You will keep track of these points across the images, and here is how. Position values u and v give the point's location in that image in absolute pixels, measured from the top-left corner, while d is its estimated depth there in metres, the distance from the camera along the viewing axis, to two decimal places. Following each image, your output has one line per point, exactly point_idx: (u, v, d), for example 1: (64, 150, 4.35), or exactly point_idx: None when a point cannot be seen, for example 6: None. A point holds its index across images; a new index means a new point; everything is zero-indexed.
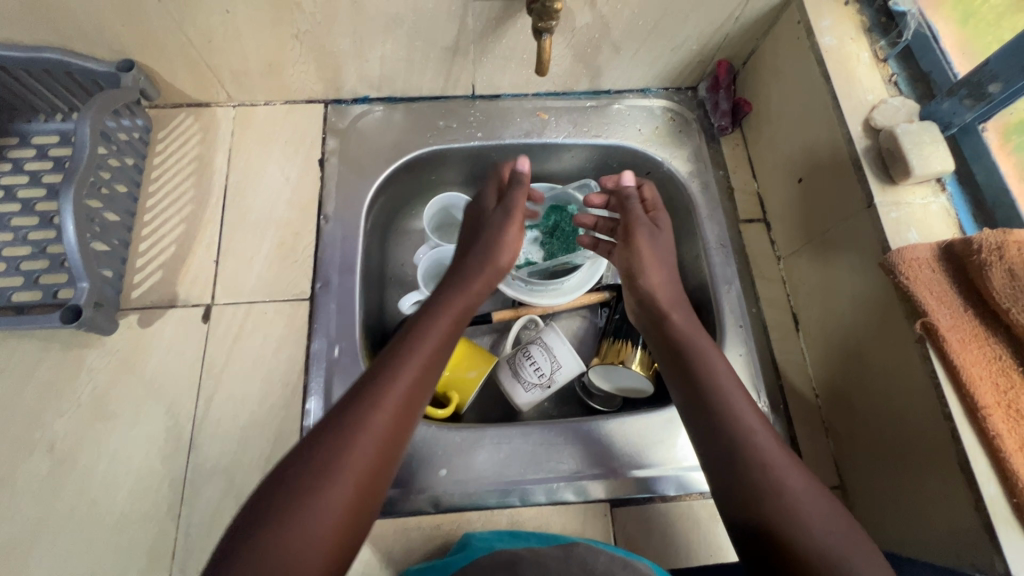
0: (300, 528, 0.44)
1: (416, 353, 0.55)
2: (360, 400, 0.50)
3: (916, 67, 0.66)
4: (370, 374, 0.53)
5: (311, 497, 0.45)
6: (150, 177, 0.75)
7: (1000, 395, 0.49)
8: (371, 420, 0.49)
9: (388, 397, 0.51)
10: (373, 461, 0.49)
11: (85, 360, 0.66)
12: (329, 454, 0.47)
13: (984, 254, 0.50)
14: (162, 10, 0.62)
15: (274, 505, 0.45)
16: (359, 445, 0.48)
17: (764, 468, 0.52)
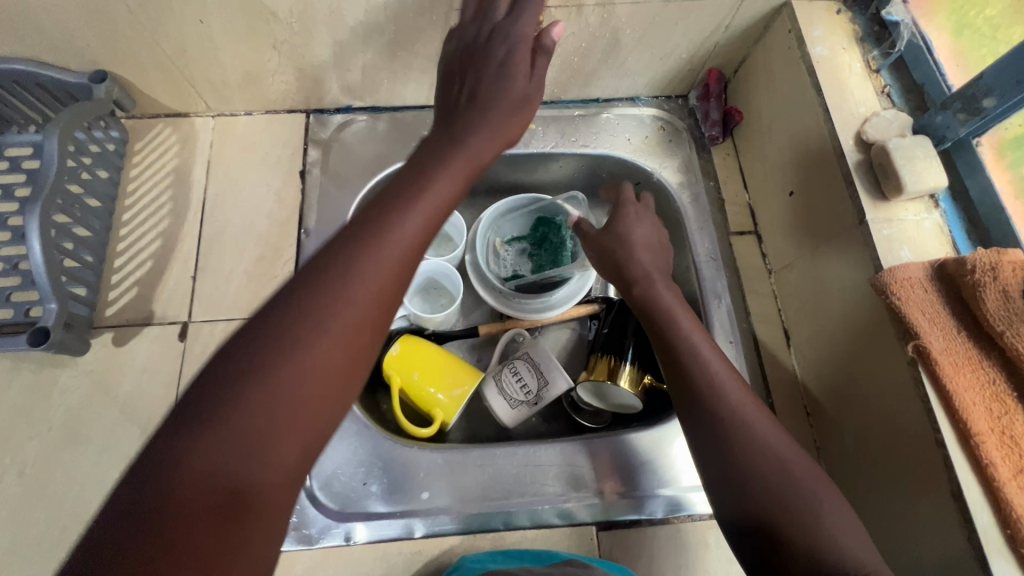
0: (266, 406, 0.34)
1: (410, 208, 0.43)
2: (339, 260, 0.40)
3: (909, 78, 0.64)
4: (356, 226, 0.42)
5: (277, 368, 0.35)
6: (126, 190, 0.73)
7: (993, 420, 0.48)
8: (356, 279, 0.39)
9: (377, 255, 0.40)
10: (360, 330, 0.39)
11: (57, 381, 0.64)
12: (300, 318, 0.37)
13: (978, 275, 0.49)
14: (133, 20, 0.61)
15: (228, 381, 0.35)
16: (342, 297, 0.38)
17: (765, 477, 0.49)
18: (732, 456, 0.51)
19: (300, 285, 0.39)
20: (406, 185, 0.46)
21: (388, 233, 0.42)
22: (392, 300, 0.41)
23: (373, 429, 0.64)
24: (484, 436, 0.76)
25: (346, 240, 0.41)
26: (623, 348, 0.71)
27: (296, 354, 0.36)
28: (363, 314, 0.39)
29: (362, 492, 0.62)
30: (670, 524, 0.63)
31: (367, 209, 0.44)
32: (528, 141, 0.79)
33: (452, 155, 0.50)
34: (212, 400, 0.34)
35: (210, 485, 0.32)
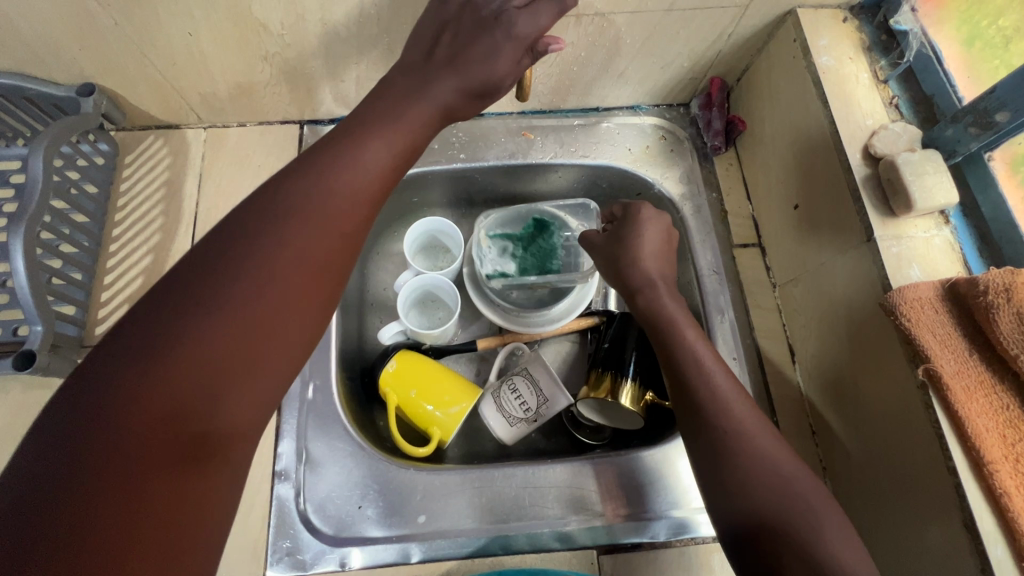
0: (217, 337, 0.35)
1: (361, 154, 0.44)
2: (288, 201, 0.40)
3: (918, 89, 0.62)
4: (304, 167, 0.42)
5: (227, 299, 0.36)
6: (116, 205, 0.72)
7: (1006, 448, 0.46)
8: (306, 217, 0.40)
9: (327, 198, 0.41)
10: (311, 266, 0.39)
11: (44, 402, 0.63)
12: (248, 250, 0.38)
13: (990, 296, 0.47)
14: (120, 33, 0.59)
15: (177, 312, 0.35)
16: (293, 232, 0.39)
17: (754, 481, 0.47)
18: (722, 462, 0.49)
19: (247, 218, 0.39)
20: (357, 130, 0.46)
21: (339, 176, 0.42)
22: (345, 241, 0.42)
23: (367, 451, 0.63)
24: (482, 453, 0.74)
25: (294, 180, 0.42)
26: (624, 364, 0.69)
27: (249, 286, 0.37)
28: (315, 251, 0.40)
29: (357, 516, 0.60)
30: (672, 548, 0.61)
31: (314, 150, 0.44)
32: (526, 151, 0.78)
33: (409, 102, 0.48)
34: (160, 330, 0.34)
35: (159, 415, 0.32)
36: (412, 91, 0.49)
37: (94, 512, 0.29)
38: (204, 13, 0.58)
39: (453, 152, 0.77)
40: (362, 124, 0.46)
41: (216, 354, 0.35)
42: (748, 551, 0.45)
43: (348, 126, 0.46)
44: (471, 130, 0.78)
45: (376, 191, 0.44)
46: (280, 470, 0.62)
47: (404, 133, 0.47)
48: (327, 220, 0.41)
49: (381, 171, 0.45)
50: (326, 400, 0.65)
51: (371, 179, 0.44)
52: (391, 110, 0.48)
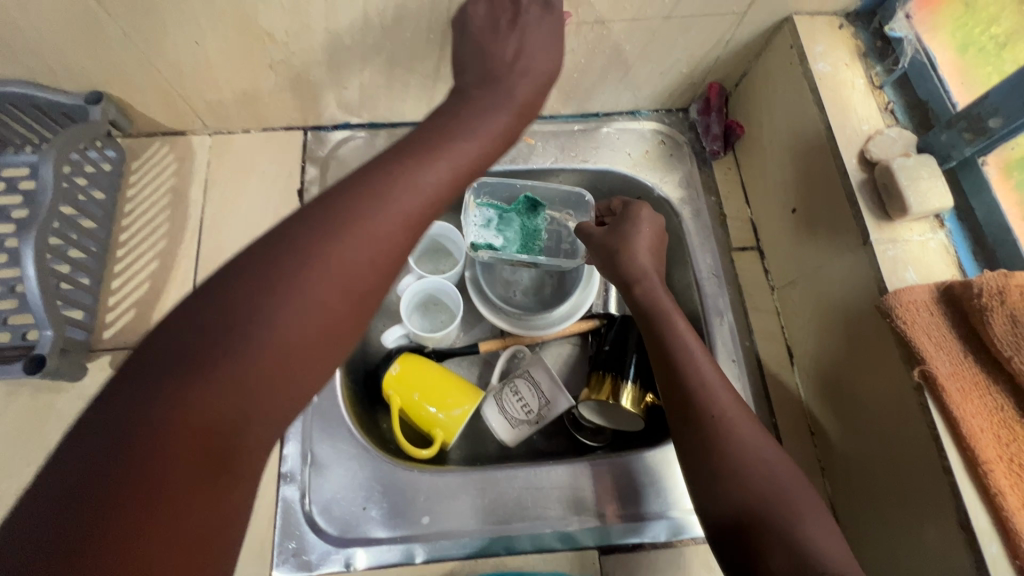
0: (267, 344, 0.36)
1: (422, 172, 0.45)
2: (349, 212, 0.41)
3: (913, 94, 0.63)
4: (368, 179, 0.43)
5: (280, 307, 0.37)
6: (124, 211, 0.73)
7: (1001, 448, 0.47)
8: (363, 231, 0.40)
9: (371, 226, 0.41)
10: (363, 281, 0.40)
11: (53, 405, 0.63)
12: (307, 260, 0.38)
13: (984, 299, 0.48)
14: (128, 42, 0.60)
15: (231, 313, 0.36)
16: (349, 246, 0.40)
17: (741, 474, 0.50)
18: (710, 456, 0.51)
19: (306, 224, 0.40)
20: (419, 147, 0.47)
21: (401, 193, 0.43)
22: (396, 258, 0.42)
23: (372, 452, 0.64)
24: (484, 455, 0.75)
25: (359, 192, 0.42)
26: (624, 366, 0.70)
27: (301, 296, 0.37)
28: (368, 266, 0.40)
29: (362, 517, 0.61)
30: (673, 548, 0.62)
31: (376, 163, 0.45)
32: (527, 156, 0.79)
33: (467, 125, 0.50)
34: (210, 332, 0.35)
35: (192, 426, 0.33)
36: (470, 115, 0.51)
37: (135, 506, 0.31)
38: (210, 23, 0.59)
39: None
40: (424, 142, 0.48)
41: (265, 362, 0.36)
42: (730, 540, 0.48)
43: (410, 143, 0.48)
44: None
45: (432, 211, 0.45)
46: (285, 471, 0.62)
47: (465, 155, 0.48)
48: (384, 237, 0.41)
49: (436, 189, 0.45)
50: (331, 403, 0.65)
51: (428, 197, 0.44)
52: (452, 130, 0.49)
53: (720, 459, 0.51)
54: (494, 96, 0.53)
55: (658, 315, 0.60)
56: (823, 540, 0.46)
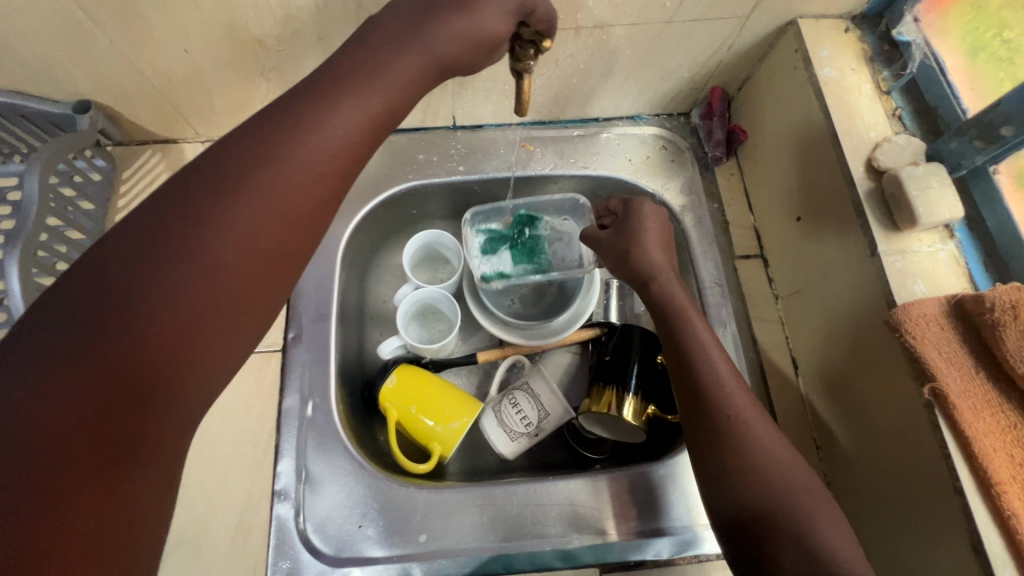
0: (159, 313, 0.33)
1: (332, 124, 0.39)
2: (251, 172, 0.37)
3: (921, 100, 0.62)
4: (267, 132, 0.38)
5: (175, 272, 0.34)
6: (114, 221, 0.71)
7: (1014, 468, 0.46)
8: (269, 190, 0.37)
9: (281, 170, 0.37)
10: (271, 244, 0.37)
11: None
12: (207, 224, 0.35)
13: (997, 313, 0.46)
14: (115, 51, 0.58)
15: (122, 281, 0.33)
16: (238, 212, 0.36)
17: (766, 483, 0.48)
18: (731, 466, 0.49)
19: (205, 188, 0.36)
20: (330, 91, 0.40)
21: (288, 157, 0.38)
22: (307, 220, 0.39)
23: (368, 469, 0.62)
24: (483, 468, 0.74)
25: (259, 148, 0.38)
26: (626, 377, 0.68)
27: (179, 278, 0.34)
28: (275, 228, 0.37)
29: (357, 535, 0.60)
30: (676, 565, 0.61)
31: (280, 115, 0.39)
32: (525, 163, 0.77)
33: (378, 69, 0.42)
34: (92, 301, 0.32)
35: (91, 395, 0.30)
36: (398, 49, 0.43)
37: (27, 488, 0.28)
38: (199, 31, 0.57)
39: (453, 164, 0.77)
40: (336, 81, 0.41)
41: (168, 331, 0.33)
42: (740, 545, 0.47)
43: (319, 84, 0.41)
44: (471, 142, 0.78)
45: (333, 179, 0.40)
46: (280, 488, 0.61)
47: (381, 101, 0.42)
48: (276, 200, 0.37)
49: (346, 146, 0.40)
50: (326, 418, 0.64)
51: (337, 146, 0.39)
52: (359, 74, 0.41)
53: (730, 463, 0.50)
54: (428, 24, 0.43)
55: (671, 318, 0.58)
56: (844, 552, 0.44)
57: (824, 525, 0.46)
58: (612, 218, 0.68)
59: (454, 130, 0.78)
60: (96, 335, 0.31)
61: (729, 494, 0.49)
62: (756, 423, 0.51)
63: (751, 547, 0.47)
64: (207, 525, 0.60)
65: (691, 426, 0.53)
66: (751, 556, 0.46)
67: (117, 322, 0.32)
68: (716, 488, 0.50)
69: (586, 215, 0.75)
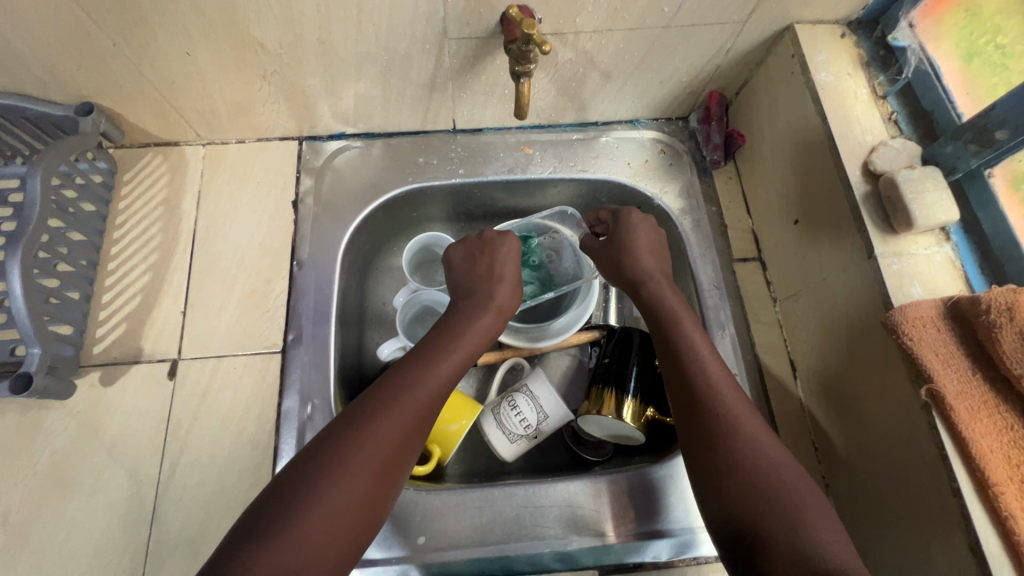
0: (324, 512, 0.43)
1: (427, 383, 0.52)
2: (373, 417, 0.49)
3: (917, 104, 0.62)
4: (382, 391, 0.51)
5: (315, 498, 0.43)
6: (114, 223, 0.71)
7: (1011, 469, 0.46)
8: (386, 427, 0.48)
9: (412, 394, 0.51)
10: (383, 467, 0.47)
11: (42, 422, 0.62)
12: (337, 459, 0.46)
13: (993, 315, 0.47)
14: (118, 54, 0.59)
15: (284, 504, 0.43)
16: (380, 449, 0.47)
17: (756, 481, 0.48)
18: (725, 464, 0.50)
19: (343, 430, 0.48)
20: (421, 357, 0.55)
21: (417, 391, 0.51)
22: (421, 432, 0.51)
23: None
24: (482, 471, 0.74)
25: (384, 395, 0.51)
26: (625, 379, 0.68)
27: (338, 487, 0.44)
28: (388, 454, 0.48)
29: None
30: (675, 567, 0.62)
31: (387, 379, 0.53)
32: (525, 166, 0.78)
33: (471, 323, 0.60)
34: (279, 517, 0.42)
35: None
36: (472, 316, 0.60)
37: None
38: (202, 34, 0.58)
39: (452, 167, 0.77)
40: (450, 321, 0.60)
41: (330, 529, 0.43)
42: (736, 546, 0.47)
43: (413, 355, 0.55)
44: (471, 145, 0.79)
45: (438, 404, 0.53)
46: None
47: (459, 358, 0.56)
48: (404, 433, 0.49)
49: (437, 390, 0.53)
50: (325, 417, 0.64)
51: (447, 374, 0.54)
52: (456, 334, 0.58)
53: (723, 460, 0.50)
54: (485, 284, 0.64)
55: (665, 321, 0.59)
56: (832, 544, 0.44)
57: (812, 520, 0.46)
58: (603, 227, 0.73)
59: (454, 133, 0.79)
60: (285, 526, 0.42)
61: (729, 497, 0.49)
62: (748, 418, 0.52)
63: (746, 546, 0.46)
64: (205, 527, 0.60)
65: (686, 427, 0.54)
66: (744, 551, 0.46)
67: (298, 517, 0.42)
68: (714, 487, 0.50)
69: (580, 228, 0.76)
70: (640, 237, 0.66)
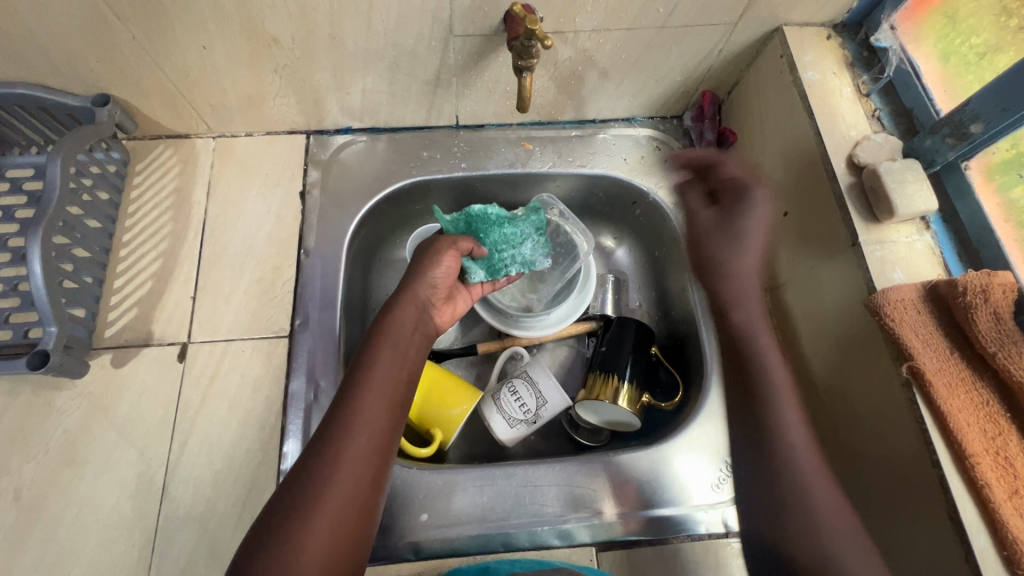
0: (292, 559, 0.44)
1: (361, 416, 0.52)
2: (321, 465, 0.49)
3: (899, 102, 0.66)
4: (322, 440, 0.50)
5: (284, 559, 0.44)
6: (127, 212, 0.73)
7: (987, 441, 0.48)
8: (336, 464, 0.49)
9: (348, 429, 0.51)
10: (348, 498, 0.48)
11: (54, 402, 0.64)
12: (299, 514, 0.46)
13: (969, 296, 0.50)
14: (136, 46, 0.61)
15: (261, 551, 0.44)
16: (331, 489, 0.48)
17: (808, 506, 0.54)
18: (788, 482, 0.56)
19: (297, 479, 0.48)
20: (350, 389, 0.54)
21: (354, 424, 0.51)
22: (372, 458, 0.51)
23: None
24: (482, 455, 0.76)
25: (325, 436, 0.51)
26: (620, 366, 0.71)
27: (301, 531, 0.45)
28: (348, 499, 0.48)
29: None
30: (670, 545, 0.63)
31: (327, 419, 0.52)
32: (525, 161, 0.81)
33: (392, 337, 0.58)
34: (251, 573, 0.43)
35: None
36: (387, 334, 0.58)
37: None
38: (218, 28, 0.60)
39: (455, 161, 0.80)
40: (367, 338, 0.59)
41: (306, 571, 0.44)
42: None
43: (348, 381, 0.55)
44: (473, 140, 0.81)
45: (384, 426, 0.53)
46: (285, 469, 0.63)
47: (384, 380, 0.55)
48: (351, 469, 0.49)
49: (378, 413, 0.53)
50: (330, 399, 0.66)
51: (381, 397, 0.54)
52: (378, 352, 0.57)
53: None
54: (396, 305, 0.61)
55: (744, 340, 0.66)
56: None
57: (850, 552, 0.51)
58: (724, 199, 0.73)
59: (457, 129, 0.81)
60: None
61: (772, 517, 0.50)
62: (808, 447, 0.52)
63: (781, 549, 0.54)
64: (213, 504, 0.61)
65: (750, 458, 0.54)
66: None
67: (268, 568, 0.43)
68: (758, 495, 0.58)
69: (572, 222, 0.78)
70: (745, 235, 0.70)
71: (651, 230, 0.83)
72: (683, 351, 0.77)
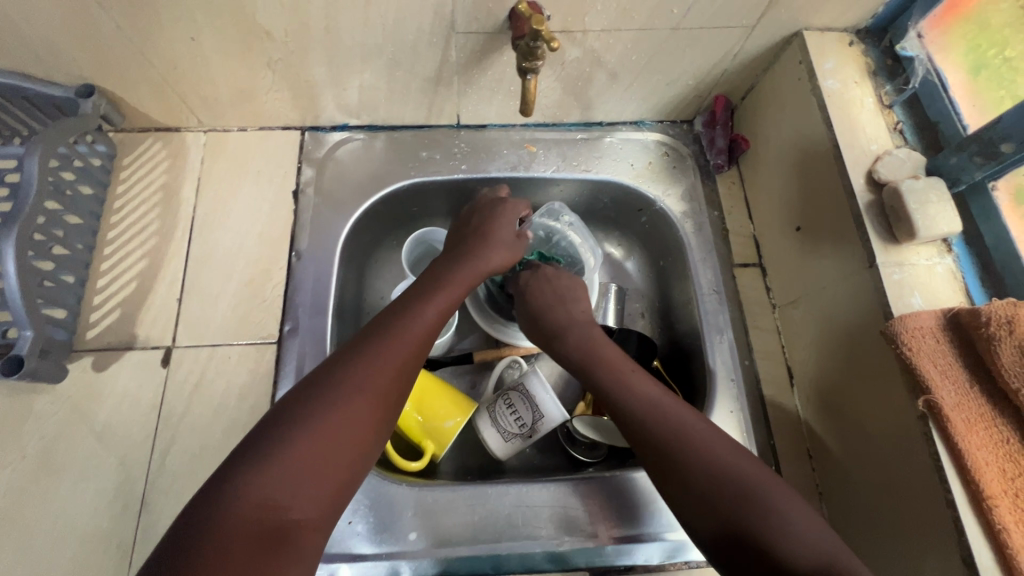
0: (303, 447, 0.43)
1: (399, 335, 0.51)
2: (352, 366, 0.48)
3: (922, 115, 0.63)
4: (348, 350, 0.49)
5: (283, 454, 0.42)
6: (112, 208, 0.71)
7: (1007, 482, 0.46)
8: (366, 368, 0.48)
9: (389, 340, 0.50)
10: (367, 411, 0.46)
11: (32, 406, 0.61)
12: (323, 403, 0.45)
13: (993, 328, 0.47)
14: (120, 36, 0.58)
15: (276, 431, 0.43)
16: (355, 396, 0.46)
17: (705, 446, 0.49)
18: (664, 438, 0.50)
19: (328, 370, 0.48)
20: (396, 312, 0.53)
21: (392, 340, 0.50)
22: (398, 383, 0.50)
23: None
24: (475, 469, 0.73)
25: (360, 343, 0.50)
26: None
27: (319, 421, 0.44)
28: (358, 420, 0.46)
29: (346, 532, 0.59)
30: (666, 571, 0.61)
31: (367, 329, 0.52)
32: (528, 164, 0.77)
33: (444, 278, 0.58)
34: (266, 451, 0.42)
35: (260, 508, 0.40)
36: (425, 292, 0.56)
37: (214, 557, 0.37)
38: (207, 19, 0.57)
39: (455, 163, 0.77)
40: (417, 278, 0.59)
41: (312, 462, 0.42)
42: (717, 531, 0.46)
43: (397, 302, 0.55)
44: (475, 141, 0.78)
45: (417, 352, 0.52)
46: None
47: (414, 337, 0.52)
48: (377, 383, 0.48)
49: (420, 336, 0.52)
50: None
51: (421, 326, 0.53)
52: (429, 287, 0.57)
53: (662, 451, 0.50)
54: (444, 267, 0.60)
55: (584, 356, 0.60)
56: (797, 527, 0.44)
57: (796, 527, 0.44)
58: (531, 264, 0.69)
59: (458, 129, 0.78)
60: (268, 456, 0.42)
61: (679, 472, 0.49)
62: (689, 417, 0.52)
63: (733, 532, 0.45)
64: None
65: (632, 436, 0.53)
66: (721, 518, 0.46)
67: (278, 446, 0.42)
68: (664, 482, 0.50)
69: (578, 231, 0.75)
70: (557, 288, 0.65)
71: (657, 239, 0.80)
72: (686, 366, 0.74)
